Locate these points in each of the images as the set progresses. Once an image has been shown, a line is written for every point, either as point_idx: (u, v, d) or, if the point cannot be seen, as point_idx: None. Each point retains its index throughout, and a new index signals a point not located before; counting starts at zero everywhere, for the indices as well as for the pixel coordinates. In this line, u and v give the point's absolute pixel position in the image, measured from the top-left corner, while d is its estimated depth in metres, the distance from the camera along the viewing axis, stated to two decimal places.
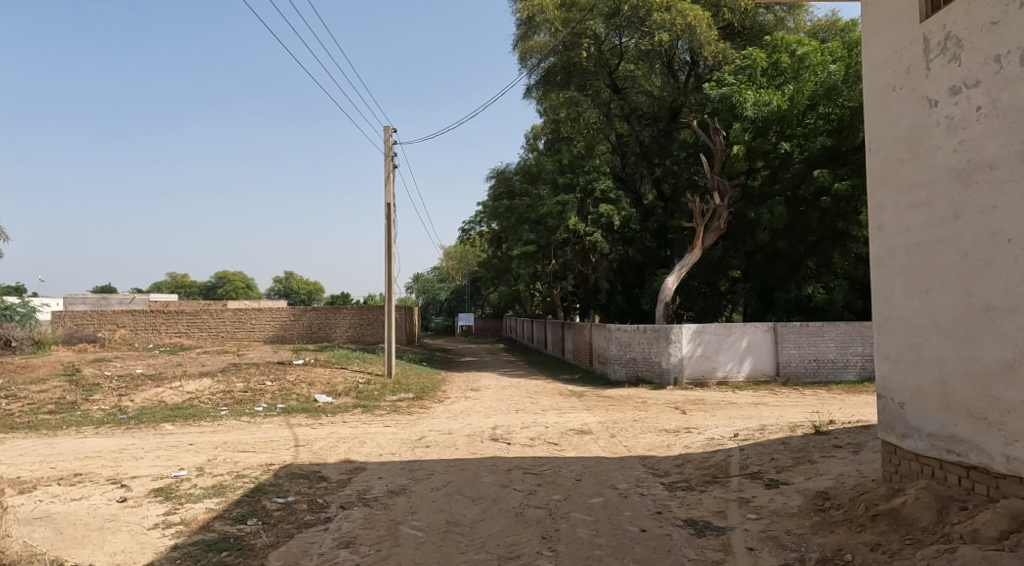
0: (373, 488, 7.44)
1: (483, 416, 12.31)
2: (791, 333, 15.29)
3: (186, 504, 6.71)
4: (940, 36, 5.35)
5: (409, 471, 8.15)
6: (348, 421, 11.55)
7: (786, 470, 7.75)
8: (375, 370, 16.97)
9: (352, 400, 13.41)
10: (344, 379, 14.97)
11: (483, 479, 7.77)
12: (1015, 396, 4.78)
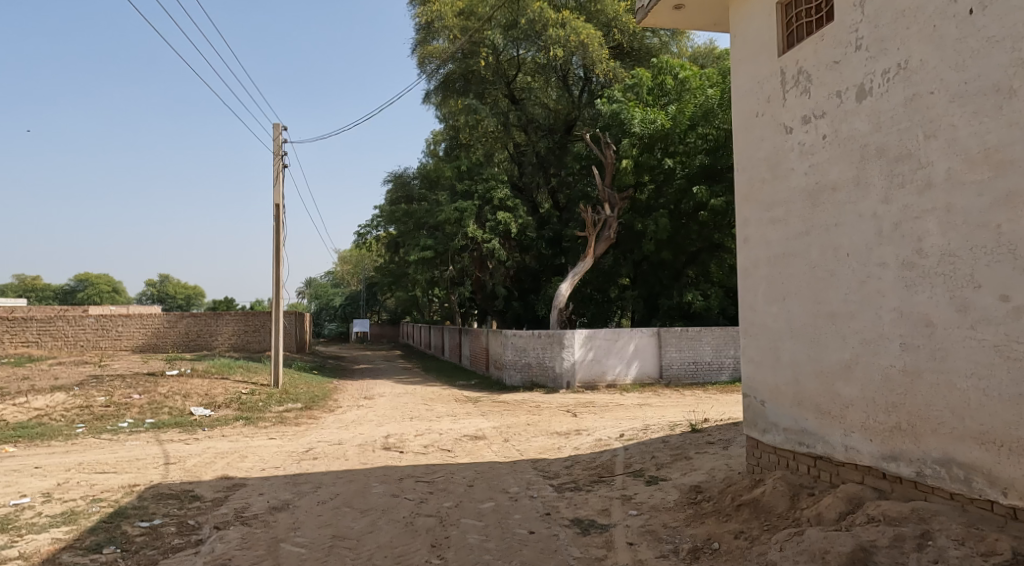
0: (252, 505, 7.25)
1: (375, 424, 12.22)
2: (674, 337, 16.25)
3: (28, 535, 6.25)
4: (794, 70, 5.89)
5: (294, 486, 8.00)
6: (227, 435, 11.12)
7: (665, 467, 8.29)
8: (259, 380, 16.36)
9: (233, 412, 12.91)
10: (225, 389, 14.36)
11: (373, 490, 7.78)
12: (852, 393, 5.26)
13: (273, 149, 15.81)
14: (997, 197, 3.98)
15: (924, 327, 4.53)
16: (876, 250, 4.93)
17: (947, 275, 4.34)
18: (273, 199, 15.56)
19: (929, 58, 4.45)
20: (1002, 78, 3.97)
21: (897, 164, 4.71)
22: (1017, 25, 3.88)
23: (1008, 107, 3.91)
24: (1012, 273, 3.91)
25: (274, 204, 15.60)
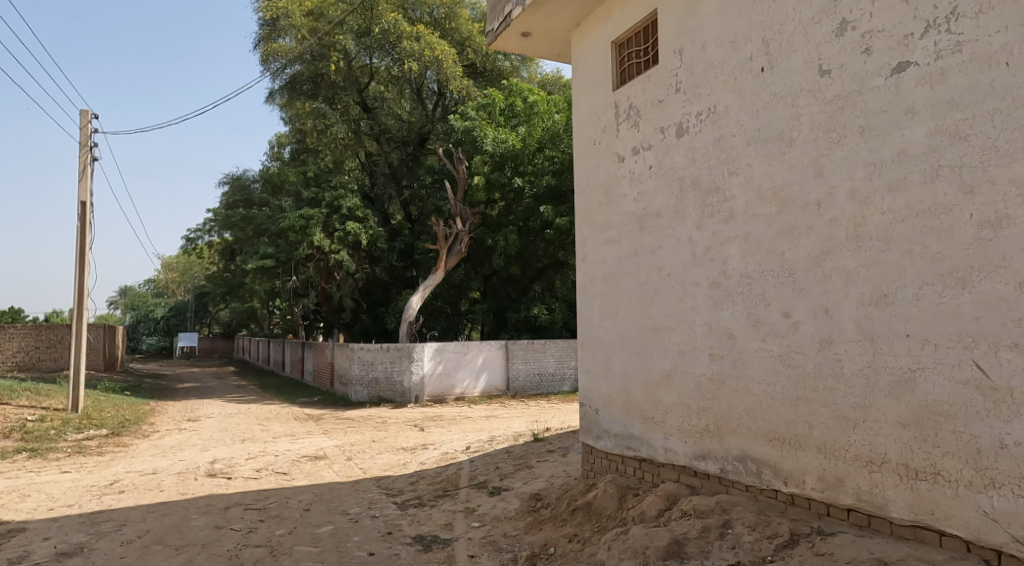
0: (36, 552, 6.49)
1: (199, 449, 11.45)
2: (520, 350, 16.85)
3: None
4: (625, 105, 6.43)
5: (93, 525, 7.29)
6: (8, 471, 9.85)
7: (508, 476, 8.60)
8: (51, 404, 14.59)
9: (16, 443, 11.45)
10: (5, 417, 12.69)
11: (191, 523, 7.30)
12: (670, 399, 5.79)
13: (80, 140, 14.38)
14: (783, 228, 4.55)
15: (727, 340, 5.07)
16: (691, 270, 5.49)
17: (744, 294, 4.90)
18: (78, 195, 14.15)
19: (732, 106, 5.05)
20: (785, 128, 4.56)
21: (708, 196, 5.29)
22: (795, 85, 4.47)
23: (790, 153, 4.49)
24: (793, 293, 4.46)
25: (79, 201, 14.19)
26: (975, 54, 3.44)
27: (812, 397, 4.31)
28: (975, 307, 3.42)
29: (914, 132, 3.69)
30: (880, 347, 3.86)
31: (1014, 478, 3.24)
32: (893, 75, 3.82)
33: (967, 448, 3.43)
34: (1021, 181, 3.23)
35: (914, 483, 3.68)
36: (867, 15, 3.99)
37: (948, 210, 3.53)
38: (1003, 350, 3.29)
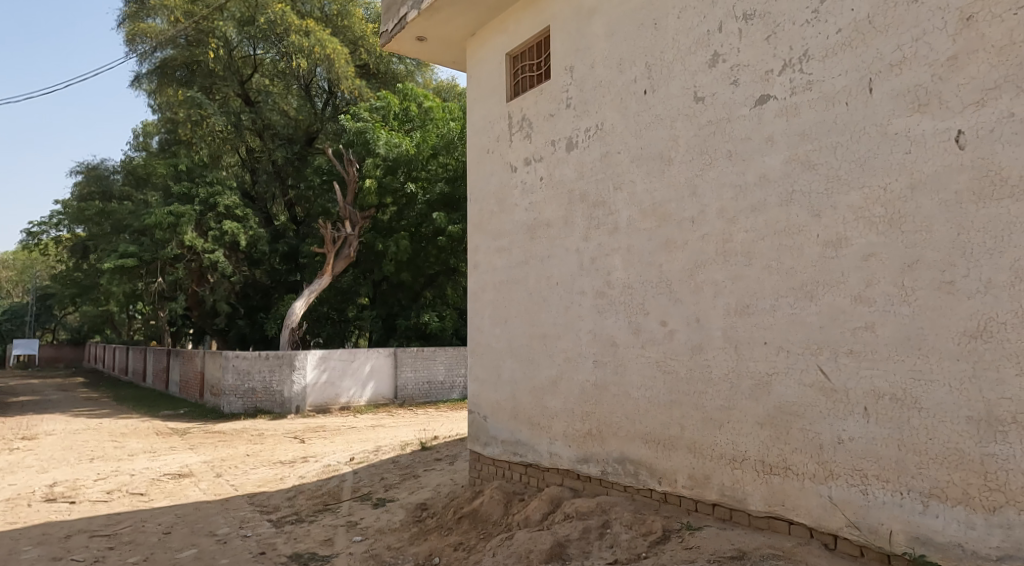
0: None
1: (36, 472, 10.44)
2: (409, 358, 16.69)
3: None
4: (519, 116, 6.60)
5: None
6: None
7: (393, 487, 8.50)
8: None
9: None
10: None
11: (25, 555, 6.66)
12: (557, 404, 5.95)
13: None
14: (661, 242, 4.85)
15: (610, 347, 5.32)
16: (578, 279, 5.71)
17: (627, 303, 5.17)
18: None
19: (617, 123, 5.33)
20: (665, 148, 4.86)
21: (594, 209, 5.54)
22: (673, 109, 4.80)
23: (668, 171, 4.80)
24: (668, 302, 4.77)
25: None
26: (822, 93, 3.83)
27: (684, 400, 4.61)
28: (820, 317, 3.79)
29: (773, 159, 4.07)
30: (743, 353, 4.20)
31: (849, 470, 3.63)
32: (756, 106, 4.19)
33: (811, 443, 3.80)
34: (857, 206, 3.64)
35: (768, 478, 4.03)
36: (735, 50, 4.36)
37: (800, 230, 3.90)
38: (842, 356, 3.67)
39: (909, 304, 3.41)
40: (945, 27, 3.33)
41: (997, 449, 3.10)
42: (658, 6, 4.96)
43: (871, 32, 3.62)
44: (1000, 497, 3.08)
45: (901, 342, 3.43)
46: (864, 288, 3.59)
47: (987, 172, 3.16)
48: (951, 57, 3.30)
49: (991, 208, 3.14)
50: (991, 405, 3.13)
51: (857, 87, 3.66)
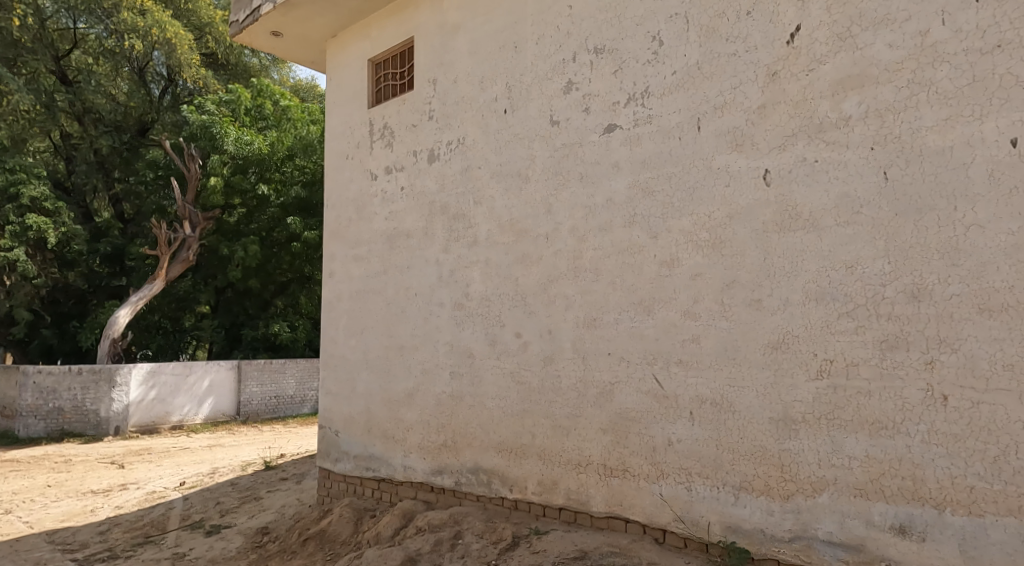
0: None
1: None
2: (255, 371, 15.82)
3: None
4: (380, 124, 6.56)
5: None
6: None
7: (230, 512, 8.03)
8: None
9: None
10: None
11: None
12: (412, 417, 5.92)
13: None
14: (517, 256, 5.04)
15: (466, 358, 5.42)
16: (437, 291, 5.75)
17: (483, 315, 5.30)
18: None
19: (478, 139, 5.48)
20: (523, 166, 5.07)
21: (454, 222, 5.64)
22: (531, 130, 5.02)
23: (525, 190, 5.02)
24: (522, 315, 4.96)
25: None
26: (660, 127, 4.20)
27: (535, 409, 4.81)
28: (655, 330, 4.13)
29: (618, 184, 4.39)
30: (589, 364, 4.47)
31: (677, 468, 3.97)
32: (604, 133, 4.50)
33: (646, 446, 4.12)
34: (688, 230, 4.01)
35: (609, 480, 4.31)
36: (587, 80, 4.65)
37: (641, 250, 4.24)
38: (673, 366, 4.03)
39: (727, 319, 3.81)
40: (757, 78, 3.77)
41: (792, 445, 3.54)
42: (519, 30, 5.17)
43: (700, 76, 4.02)
44: (793, 486, 3.53)
45: (721, 352, 3.83)
46: (692, 304, 3.97)
47: (787, 205, 3.62)
48: (762, 105, 3.75)
49: (791, 237, 3.60)
50: (787, 408, 3.57)
51: (688, 124, 4.05)
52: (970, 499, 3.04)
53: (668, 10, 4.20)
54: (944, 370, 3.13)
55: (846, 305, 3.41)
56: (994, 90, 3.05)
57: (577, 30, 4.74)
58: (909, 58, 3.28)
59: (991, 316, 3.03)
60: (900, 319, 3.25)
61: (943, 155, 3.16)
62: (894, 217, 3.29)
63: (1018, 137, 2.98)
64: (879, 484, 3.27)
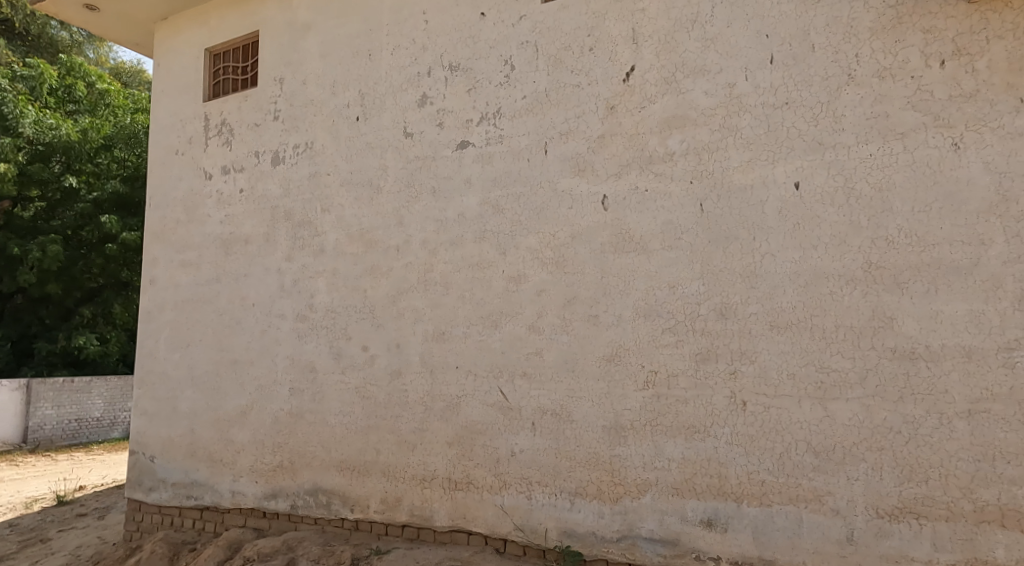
0: None
1: None
2: (50, 391, 13.82)
3: None
4: (217, 119, 6.09)
5: None
6: None
7: (8, 559, 6.96)
8: None
9: None
10: None
11: None
12: (244, 437, 5.50)
13: None
14: (366, 267, 4.92)
15: (308, 372, 5.16)
16: (277, 302, 5.42)
17: (328, 327, 5.09)
18: None
19: (327, 145, 5.26)
20: (374, 175, 4.97)
21: (299, 229, 5.34)
22: (383, 140, 4.95)
23: (376, 200, 4.92)
24: (370, 328, 4.85)
25: None
26: (510, 147, 4.35)
27: (380, 424, 4.71)
28: (502, 343, 4.24)
29: (470, 200, 4.47)
30: (437, 377, 4.48)
31: (518, 478, 4.09)
32: (457, 149, 4.57)
33: (490, 457, 4.20)
34: (534, 248, 4.19)
35: (453, 493, 4.33)
36: (441, 95, 4.69)
37: (489, 266, 4.35)
38: (517, 379, 4.16)
39: (568, 333, 4.02)
40: (597, 110, 4.05)
41: (621, 451, 3.80)
42: (373, 39, 5.09)
43: (548, 103, 4.22)
44: (621, 489, 3.78)
45: (561, 365, 4.02)
46: (536, 318, 4.13)
47: (621, 228, 3.91)
48: (601, 135, 4.02)
49: (624, 258, 3.88)
50: (617, 416, 3.82)
51: (536, 147, 4.24)
52: (761, 492, 3.46)
53: (519, 37, 4.38)
54: (745, 380, 3.53)
55: (669, 321, 3.73)
56: (783, 139, 3.52)
57: (432, 45, 4.77)
58: (720, 105, 3.69)
59: (781, 332, 3.47)
60: (711, 334, 3.62)
61: (746, 191, 3.59)
62: (708, 243, 3.66)
63: (800, 180, 3.47)
64: (693, 482, 3.62)
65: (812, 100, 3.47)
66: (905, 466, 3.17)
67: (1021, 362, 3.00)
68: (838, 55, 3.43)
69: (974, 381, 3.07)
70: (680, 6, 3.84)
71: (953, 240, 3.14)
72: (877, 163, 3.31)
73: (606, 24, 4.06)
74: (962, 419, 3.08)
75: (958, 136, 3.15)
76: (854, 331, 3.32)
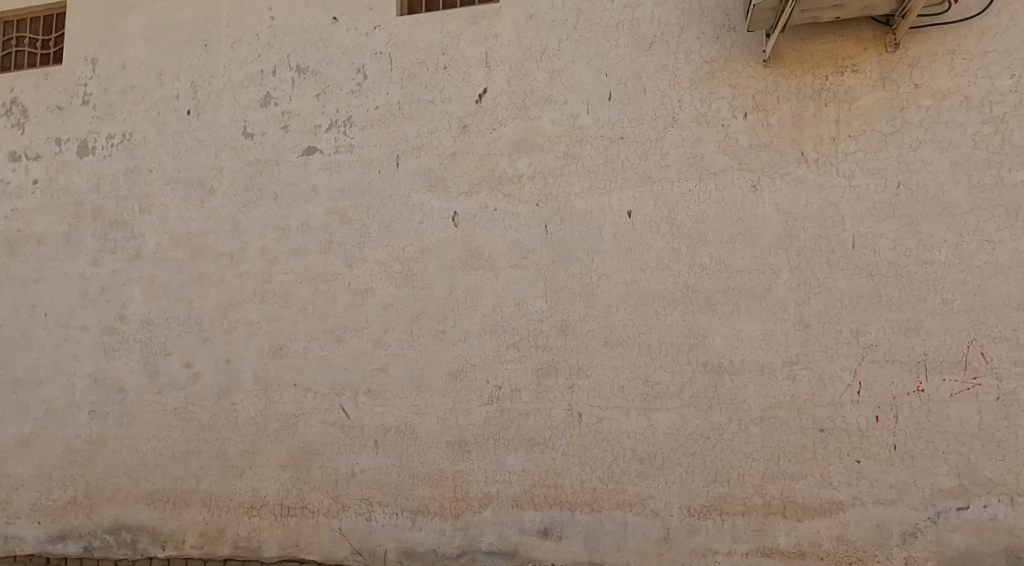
0: None
1: None
2: None
3: None
4: (5, 97, 5.11)
5: None
6: None
7: None
8: None
9: None
10: None
11: None
12: (25, 471, 4.66)
13: None
14: (192, 275, 4.47)
15: (114, 393, 4.53)
16: (77, 312, 4.69)
17: (143, 342, 4.53)
18: None
19: (150, 138, 4.70)
20: (206, 176, 4.55)
21: (110, 229, 4.69)
22: (218, 138, 4.55)
23: (208, 202, 4.50)
24: (195, 343, 4.40)
25: None
26: (360, 157, 4.24)
27: (203, 449, 4.28)
28: (345, 359, 4.09)
29: (316, 208, 4.28)
30: (271, 396, 4.19)
31: (358, 499, 3.95)
32: (303, 155, 4.36)
33: (328, 479, 4.02)
34: (382, 262, 4.11)
35: (285, 520, 4.07)
36: (286, 97, 4.44)
37: (333, 278, 4.18)
38: (361, 396, 4.03)
39: (414, 349, 3.99)
40: (450, 128, 4.11)
41: (465, 466, 3.83)
42: (210, 29, 4.67)
43: (401, 116, 4.20)
44: (463, 504, 3.81)
45: (408, 381, 3.97)
46: (382, 333, 4.05)
47: (471, 245, 3.98)
48: (453, 152, 4.09)
49: (473, 274, 3.96)
50: (462, 431, 3.85)
51: (388, 159, 4.19)
52: (593, 498, 3.67)
53: (373, 47, 4.31)
54: (581, 394, 3.74)
55: (513, 337, 3.86)
56: (619, 170, 3.83)
57: (278, 42, 4.51)
58: (565, 134, 3.93)
59: (614, 348, 3.73)
60: (552, 350, 3.80)
61: (586, 216, 3.85)
62: (551, 263, 3.86)
63: (633, 209, 3.79)
64: (532, 493, 3.74)
65: (643, 137, 3.82)
66: (712, 468, 3.54)
67: (800, 374, 3.49)
68: (665, 99, 3.82)
69: (766, 391, 3.52)
70: (531, 37, 4.06)
71: (752, 268, 3.60)
72: (694, 198, 3.71)
73: (460, 45, 4.16)
74: (757, 425, 3.51)
75: (756, 180, 3.65)
76: (673, 347, 3.66)
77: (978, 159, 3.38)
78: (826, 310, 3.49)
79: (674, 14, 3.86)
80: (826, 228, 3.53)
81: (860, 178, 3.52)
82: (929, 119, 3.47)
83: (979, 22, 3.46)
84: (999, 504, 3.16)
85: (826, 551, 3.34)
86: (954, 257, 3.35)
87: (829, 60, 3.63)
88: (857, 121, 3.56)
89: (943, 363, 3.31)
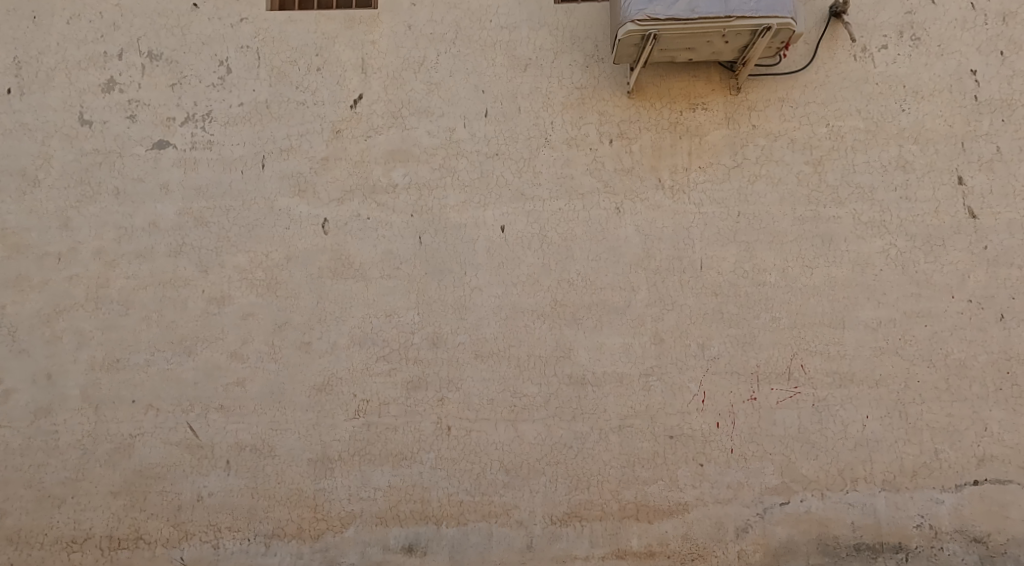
0: None
1: None
2: None
3: None
4: None
5: None
6: None
7: None
8: None
9: None
10: None
11: None
12: None
13: None
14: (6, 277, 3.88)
15: None
16: None
17: None
18: None
19: None
20: (28, 164, 4.00)
21: None
22: (46, 123, 4.02)
23: (30, 195, 3.95)
24: (7, 357, 3.82)
25: None
26: (219, 155, 3.95)
27: (13, 478, 3.72)
28: (194, 373, 3.76)
29: (165, 208, 3.91)
30: (104, 415, 3.74)
31: (204, 526, 3.63)
32: (153, 149, 3.98)
33: (169, 506, 3.65)
34: (242, 268, 3.85)
35: (114, 554, 3.63)
36: (134, 84, 4.04)
37: (184, 284, 3.84)
38: (211, 413, 3.72)
39: (275, 361, 3.76)
40: (322, 132, 3.96)
41: (326, 484, 3.66)
42: None
43: (267, 115, 3.98)
44: (323, 525, 3.63)
45: (266, 396, 3.73)
46: (239, 345, 3.78)
47: (340, 254, 3.85)
48: (324, 157, 3.94)
49: (341, 284, 3.82)
50: (325, 447, 3.68)
51: (251, 160, 3.94)
52: (459, 511, 3.64)
53: (238, 40, 4.05)
54: (450, 406, 3.73)
55: (383, 349, 3.77)
56: (493, 185, 3.91)
57: (125, 24, 4.09)
58: (441, 147, 3.94)
59: (483, 360, 3.76)
60: (423, 363, 3.76)
61: (460, 229, 3.87)
62: (423, 274, 3.83)
63: (505, 224, 3.87)
64: (397, 510, 3.64)
65: (517, 154, 3.93)
66: (573, 476, 3.67)
67: (655, 385, 3.74)
68: (538, 120, 3.96)
69: (624, 400, 3.73)
70: (409, 47, 4.03)
71: (614, 284, 3.83)
72: (562, 217, 3.88)
73: (335, 48, 4.04)
74: (615, 433, 3.70)
75: (618, 202, 3.89)
76: (541, 359, 3.77)
77: (802, 195, 3.86)
78: (677, 325, 3.78)
79: (548, 40, 4.03)
80: (678, 250, 3.84)
81: (707, 207, 3.87)
82: (764, 157, 3.91)
83: (803, 76, 3.97)
84: (813, 498, 3.59)
85: (674, 549, 3.59)
86: (780, 280, 3.79)
87: (683, 97, 3.98)
88: (705, 154, 3.92)
89: (772, 374, 3.71)
